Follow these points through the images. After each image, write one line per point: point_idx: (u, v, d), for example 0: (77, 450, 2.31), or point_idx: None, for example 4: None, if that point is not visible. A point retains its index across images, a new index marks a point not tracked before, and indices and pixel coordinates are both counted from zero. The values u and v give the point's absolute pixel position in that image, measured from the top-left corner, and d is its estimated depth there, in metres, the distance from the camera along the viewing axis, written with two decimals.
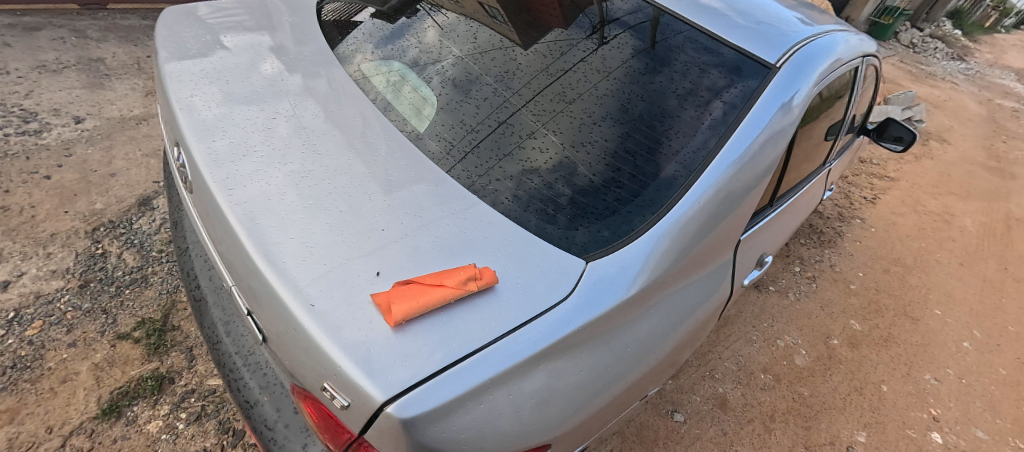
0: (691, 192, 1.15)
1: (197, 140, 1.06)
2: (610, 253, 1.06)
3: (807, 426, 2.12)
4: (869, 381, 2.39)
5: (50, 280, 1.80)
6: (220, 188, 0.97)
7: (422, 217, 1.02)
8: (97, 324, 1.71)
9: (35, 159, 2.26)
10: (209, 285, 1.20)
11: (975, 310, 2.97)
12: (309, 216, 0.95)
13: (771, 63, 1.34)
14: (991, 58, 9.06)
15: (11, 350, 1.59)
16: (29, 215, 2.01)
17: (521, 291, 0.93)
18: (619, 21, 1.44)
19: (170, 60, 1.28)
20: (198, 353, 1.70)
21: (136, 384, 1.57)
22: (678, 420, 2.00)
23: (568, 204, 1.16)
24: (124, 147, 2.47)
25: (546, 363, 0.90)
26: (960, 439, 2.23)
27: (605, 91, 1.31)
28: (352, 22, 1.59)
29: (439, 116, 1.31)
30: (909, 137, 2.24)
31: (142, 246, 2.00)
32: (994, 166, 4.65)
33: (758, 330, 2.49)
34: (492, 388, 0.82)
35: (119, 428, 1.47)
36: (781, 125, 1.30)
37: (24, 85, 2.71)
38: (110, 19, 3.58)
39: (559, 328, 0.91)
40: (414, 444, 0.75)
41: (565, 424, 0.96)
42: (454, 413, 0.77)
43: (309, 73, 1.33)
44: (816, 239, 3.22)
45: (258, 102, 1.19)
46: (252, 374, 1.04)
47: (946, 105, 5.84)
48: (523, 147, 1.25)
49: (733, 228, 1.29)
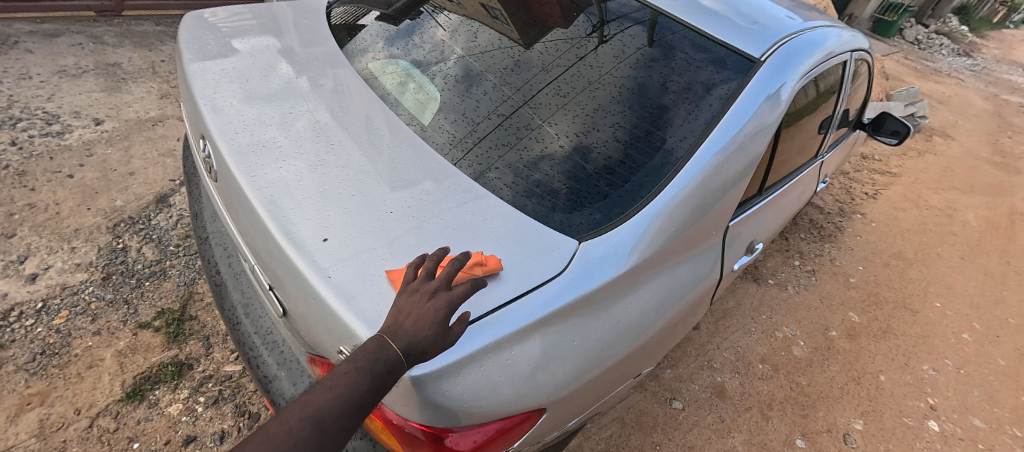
0: (679, 177, 1.21)
1: (220, 132, 1.15)
2: (601, 234, 1.13)
3: (804, 413, 2.16)
4: (867, 371, 2.42)
5: (75, 273, 1.89)
6: (242, 175, 1.06)
7: (429, 202, 1.09)
8: (120, 314, 1.80)
9: (58, 159, 2.37)
10: (228, 271, 1.28)
11: (974, 302, 3.00)
12: (324, 201, 1.03)
13: (756, 56, 1.39)
14: (998, 53, 9.02)
15: (40, 338, 1.68)
16: (54, 211, 2.11)
17: (519, 268, 1.00)
18: (618, 20, 1.51)
19: (193, 61, 1.37)
20: (215, 341, 1.78)
21: (157, 370, 1.66)
22: (677, 407, 2.06)
23: (563, 191, 1.23)
24: (141, 146, 2.57)
25: (542, 332, 0.97)
26: (957, 427, 2.27)
27: (600, 85, 1.38)
28: (359, 24, 1.67)
29: (440, 111, 1.39)
30: (905, 131, 2.26)
31: (160, 241, 2.09)
32: (999, 161, 4.66)
33: (757, 322, 2.53)
34: (493, 353, 0.89)
35: (142, 411, 1.56)
36: (767, 117, 1.36)
37: (46, 89, 2.82)
38: (125, 25, 3.70)
39: (554, 300, 0.98)
40: (422, 399, 0.82)
41: (559, 392, 1.02)
42: (457, 374, 0.84)
43: (322, 74, 1.41)
44: (816, 233, 3.26)
45: (277, 99, 1.28)
46: (271, 351, 1.12)
47: (951, 100, 5.86)
48: (520, 137, 1.32)
49: (723, 213, 1.36)
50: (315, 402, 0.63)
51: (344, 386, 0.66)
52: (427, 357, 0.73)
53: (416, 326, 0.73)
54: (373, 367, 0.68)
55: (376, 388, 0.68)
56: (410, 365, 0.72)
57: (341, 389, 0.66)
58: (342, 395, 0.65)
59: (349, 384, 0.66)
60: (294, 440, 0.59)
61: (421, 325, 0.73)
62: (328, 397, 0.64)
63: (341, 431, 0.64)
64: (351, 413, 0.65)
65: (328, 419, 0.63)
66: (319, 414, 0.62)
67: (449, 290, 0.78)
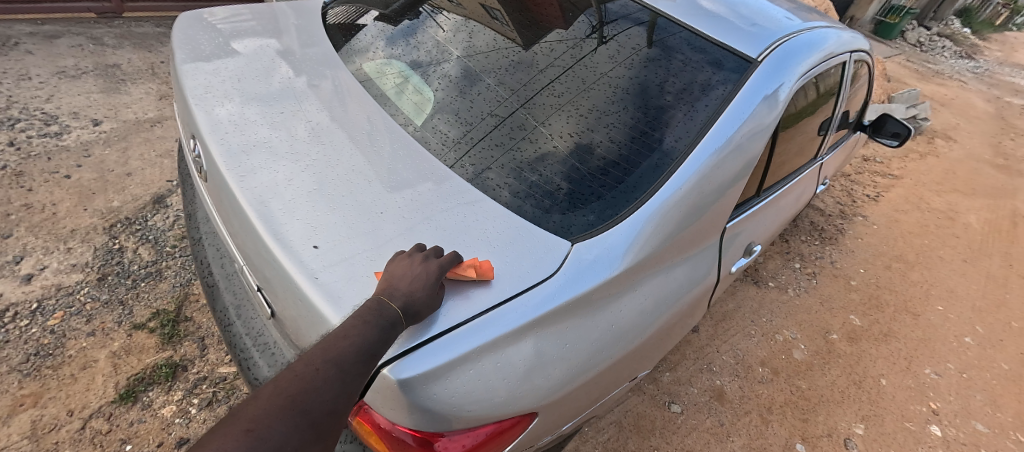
0: (674, 177, 1.20)
1: (211, 133, 1.14)
2: (595, 236, 1.12)
3: (804, 418, 2.14)
4: (868, 375, 2.40)
5: (70, 274, 1.88)
6: (232, 175, 1.05)
7: (420, 203, 1.08)
8: (115, 315, 1.79)
9: (55, 159, 2.37)
10: (221, 272, 1.28)
11: (977, 305, 2.98)
12: (314, 202, 1.02)
13: (752, 57, 1.38)
14: (1000, 55, 8.99)
15: (34, 339, 1.67)
16: (51, 212, 2.10)
17: (511, 269, 0.99)
18: (617, 21, 1.50)
19: (186, 61, 1.36)
20: (210, 343, 1.78)
21: (151, 371, 1.65)
22: (675, 411, 2.04)
23: (559, 193, 1.22)
24: (139, 147, 2.57)
25: (534, 334, 0.96)
26: (959, 432, 2.24)
27: (596, 86, 1.37)
28: (356, 25, 1.67)
29: (435, 112, 1.38)
30: (906, 133, 2.24)
31: (156, 242, 2.09)
32: (1001, 163, 4.64)
33: (757, 325, 2.52)
34: (485, 355, 0.88)
35: (135, 412, 1.55)
36: (764, 117, 1.35)
37: (45, 90, 2.82)
38: (125, 27, 3.71)
39: (547, 302, 0.97)
40: (412, 403, 0.81)
41: (552, 395, 1.01)
42: (447, 377, 0.83)
43: (318, 75, 1.40)
44: (817, 235, 3.24)
45: (270, 99, 1.27)
46: (261, 353, 1.10)
47: (953, 102, 5.84)
48: (514, 138, 1.31)
49: (720, 214, 1.34)
50: (334, 349, 0.70)
51: (358, 335, 0.73)
52: (421, 315, 0.82)
53: (411, 285, 0.82)
54: (377, 322, 0.75)
55: (383, 338, 0.75)
56: (408, 321, 0.80)
57: (355, 338, 0.72)
58: (356, 342, 0.72)
59: (363, 332, 0.73)
60: (322, 377, 0.67)
61: (415, 286, 0.83)
62: (346, 343, 0.71)
63: (359, 373, 0.71)
64: (365, 359, 0.72)
65: (347, 362, 0.70)
66: (339, 357, 0.69)
67: (437, 259, 0.90)
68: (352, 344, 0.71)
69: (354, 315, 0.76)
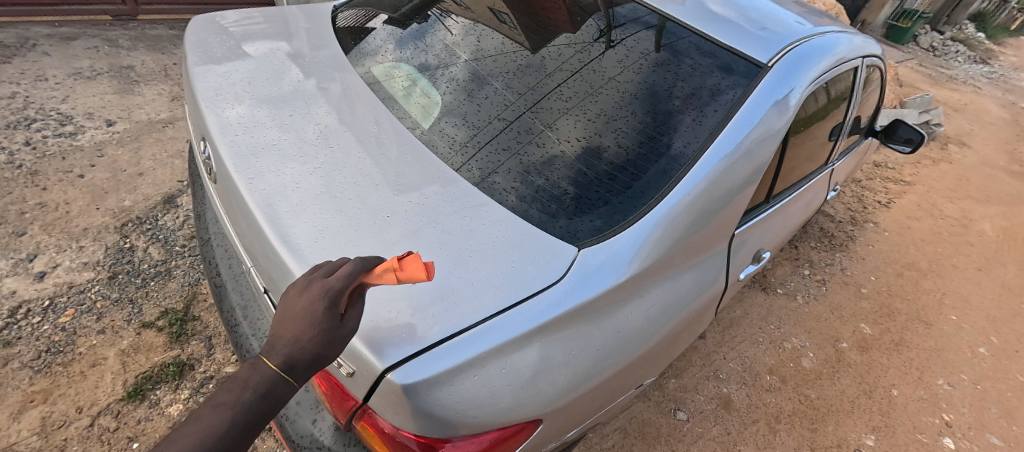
0: (682, 183, 1.19)
1: (220, 135, 1.15)
2: (602, 241, 1.11)
3: (813, 428, 2.11)
4: (879, 385, 2.36)
5: (82, 272, 1.91)
6: (240, 177, 1.06)
7: (426, 206, 1.08)
8: (124, 313, 1.81)
9: (69, 159, 2.40)
10: (229, 273, 1.28)
11: (991, 315, 2.92)
12: (321, 204, 1.02)
13: (763, 62, 1.37)
14: (1016, 61, 8.86)
15: (45, 336, 1.70)
16: (64, 211, 2.13)
17: (516, 273, 0.98)
18: (624, 25, 1.50)
19: (198, 64, 1.38)
20: (217, 342, 1.79)
21: (159, 370, 1.66)
22: (681, 418, 2.02)
23: (565, 197, 1.22)
24: (150, 148, 2.60)
25: (538, 340, 0.95)
26: (973, 445, 2.20)
27: (604, 90, 1.36)
28: (365, 28, 1.68)
29: (442, 115, 1.38)
30: (919, 139, 2.21)
31: (166, 241, 2.11)
32: (1017, 170, 4.56)
33: (764, 332, 2.49)
34: (490, 361, 0.87)
35: (142, 410, 1.56)
36: (774, 123, 1.33)
37: (61, 91, 2.87)
38: (139, 29, 3.77)
39: (552, 308, 0.97)
40: (416, 408, 0.81)
41: (558, 401, 1.00)
42: (452, 382, 0.83)
43: (327, 77, 1.41)
44: (827, 242, 3.20)
45: (279, 102, 1.28)
46: None
47: (968, 108, 5.76)
48: (521, 142, 1.31)
49: (728, 221, 1.33)
50: None
51: (197, 433, 0.54)
52: (313, 364, 0.65)
53: (292, 333, 0.65)
54: None
55: (248, 420, 0.58)
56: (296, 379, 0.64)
57: (191, 436, 0.54)
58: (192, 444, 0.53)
59: (204, 426, 0.55)
60: None
61: (299, 333, 0.65)
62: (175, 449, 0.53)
63: None
64: None
65: None
66: None
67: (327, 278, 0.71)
68: (189, 450, 0.53)
69: (211, 397, 0.59)
